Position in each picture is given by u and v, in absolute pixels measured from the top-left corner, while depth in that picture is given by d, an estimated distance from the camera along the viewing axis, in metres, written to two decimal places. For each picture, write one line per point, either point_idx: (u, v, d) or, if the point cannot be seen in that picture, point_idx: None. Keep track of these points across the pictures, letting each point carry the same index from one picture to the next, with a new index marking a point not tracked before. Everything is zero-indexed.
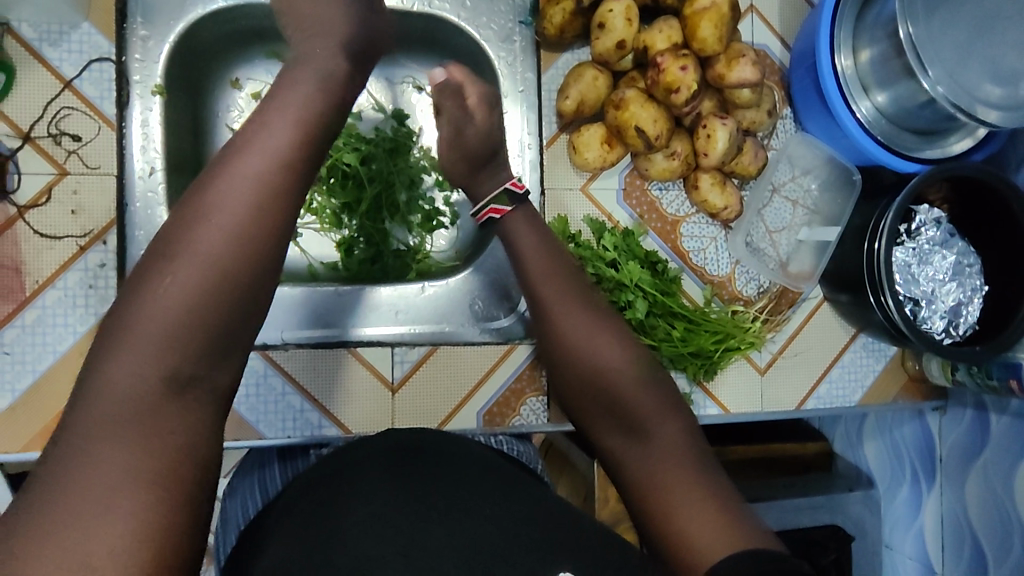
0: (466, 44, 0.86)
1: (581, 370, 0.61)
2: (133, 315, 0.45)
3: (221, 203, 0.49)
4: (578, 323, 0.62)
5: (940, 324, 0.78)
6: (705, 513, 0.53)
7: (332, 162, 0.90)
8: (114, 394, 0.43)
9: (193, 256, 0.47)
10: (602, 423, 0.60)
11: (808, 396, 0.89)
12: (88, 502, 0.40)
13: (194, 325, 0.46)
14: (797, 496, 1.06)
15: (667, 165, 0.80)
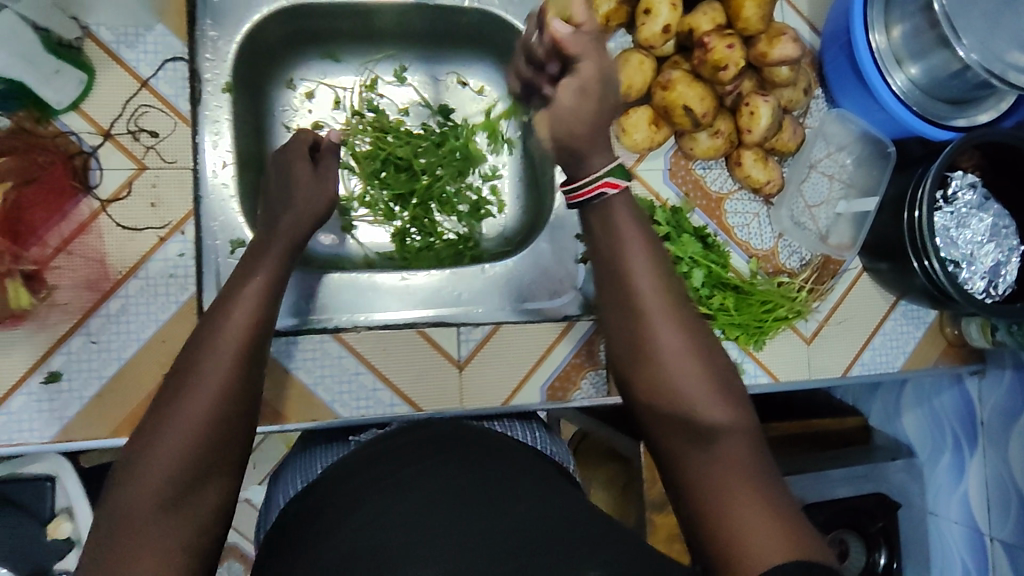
0: (507, 38, 0.92)
1: (650, 361, 0.57)
2: (196, 362, 0.54)
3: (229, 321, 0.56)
4: (652, 310, 0.57)
5: (980, 284, 0.82)
6: (765, 523, 0.50)
7: (385, 156, 0.95)
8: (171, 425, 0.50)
9: (207, 375, 0.52)
10: (662, 421, 0.57)
11: (853, 363, 0.92)
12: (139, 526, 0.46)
13: (198, 443, 0.50)
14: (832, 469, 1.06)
15: (711, 144, 0.84)
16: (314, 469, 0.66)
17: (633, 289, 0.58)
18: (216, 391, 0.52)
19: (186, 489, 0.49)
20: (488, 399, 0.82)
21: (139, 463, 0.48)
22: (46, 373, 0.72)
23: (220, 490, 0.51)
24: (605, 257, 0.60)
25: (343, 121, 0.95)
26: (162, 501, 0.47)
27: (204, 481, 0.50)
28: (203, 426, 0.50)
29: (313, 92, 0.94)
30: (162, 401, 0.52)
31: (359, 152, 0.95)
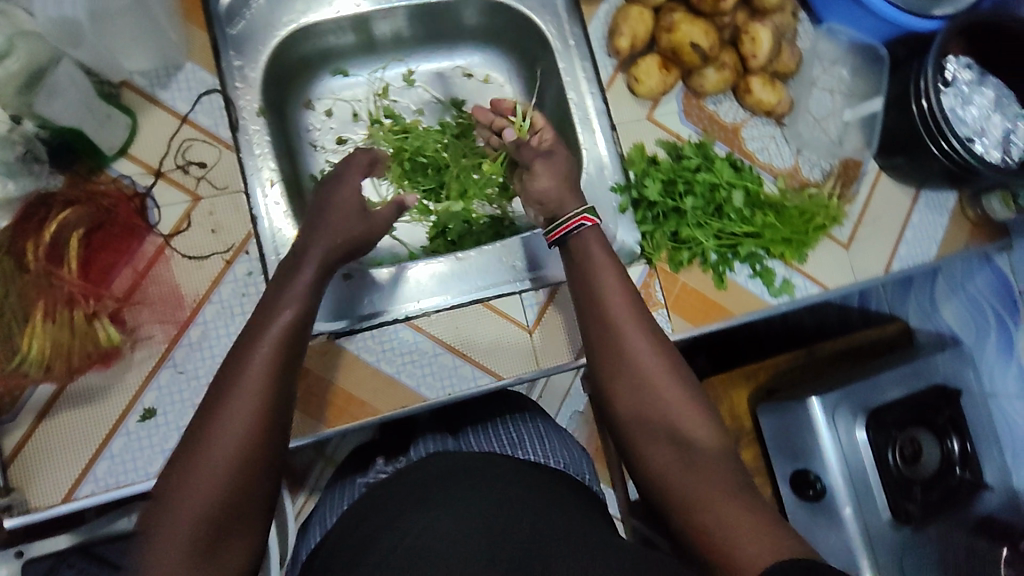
0: (507, 23, 0.98)
1: (636, 396, 0.64)
2: (226, 393, 0.56)
3: (244, 373, 0.57)
4: (636, 351, 0.65)
5: (997, 153, 0.88)
6: (742, 524, 0.54)
7: (412, 155, 0.99)
8: (205, 457, 0.53)
9: (225, 426, 0.54)
10: (653, 446, 0.62)
11: (892, 258, 0.96)
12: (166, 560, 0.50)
13: (224, 495, 0.52)
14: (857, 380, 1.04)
15: (719, 77, 0.91)
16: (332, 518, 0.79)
17: (616, 334, 0.66)
18: (241, 432, 0.54)
19: (219, 525, 0.52)
20: (563, 355, 0.84)
21: (166, 516, 0.51)
22: (141, 412, 0.73)
23: (250, 515, 0.54)
24: (594, 306, 0.69)
25: (364, 132, 1.01)
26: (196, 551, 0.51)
27: (233, 524, 0.53)
28: (232, 471, 0.53)
29: (332, 109, 1.00)
30: (190, 450, 0.54)
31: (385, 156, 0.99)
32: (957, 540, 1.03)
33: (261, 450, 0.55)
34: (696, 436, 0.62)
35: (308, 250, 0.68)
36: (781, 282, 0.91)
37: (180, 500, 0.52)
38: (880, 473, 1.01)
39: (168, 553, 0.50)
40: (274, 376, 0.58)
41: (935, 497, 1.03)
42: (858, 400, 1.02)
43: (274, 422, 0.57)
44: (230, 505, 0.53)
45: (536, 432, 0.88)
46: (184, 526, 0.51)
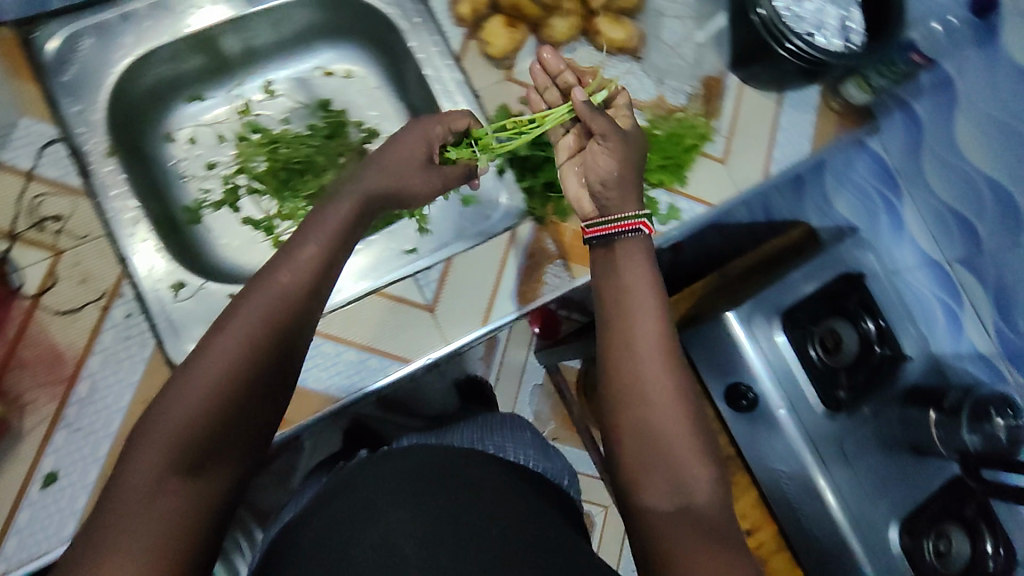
0: (350, 14, 0.96)
1: (639, 423, 0.65)
2: (232, 320, 0.57)
3: (250, 318, 0.58)
4: (658, 401, 0.65)
5: (838, 41, 0.90)
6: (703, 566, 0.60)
7: (285, 163, 0.96)
8: (198, 380, 0.55)
9: (224, 351, 0.56)
10: (653, 489, 0.64)
11: (769, 161, 0.99)
12: (145, 478, 0.52)
13: (209, 420, 0.54)
14: (794, 272, 1.08)
15: (565, 26, 0.91)
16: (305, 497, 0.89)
17: (633, 375, 0.66)
18: (237, 361, 0.56)
19: (203, 448, 0.54)
20: (468, 327, 0.85)
21: (155, 429, 0.54)
22: (42, 477, 0.71)
23: (236, 440, 0.57)
24: (620, 339, 0.67)
25: (233, 152, 0.99)
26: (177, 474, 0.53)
27: (218, 450, 0.55)
28: (222, 396, 0.55)
29: (194, 136, 0.98)
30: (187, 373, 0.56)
31: (259, 172, 0.97)
32: (888, 413, 1.09)
33: (254, 383, 0.57)
34: (697, 489, 0.63)
35: (311, 233, 0.64)
36: (667, 209, 0.93)
37: (168, 421, 0.54)
38: (806, 368, 1.06)
39: (152, 465, 0.52)
40: (283, 316, 0.59)
41: (861, 379, 1.08)
42: (770, 305, 1.07)
43: (276, 358, 0.58)
44: (218, 435, 0.55)
45: (519, 436, 1.01)
46: (168, 443, 0.53)
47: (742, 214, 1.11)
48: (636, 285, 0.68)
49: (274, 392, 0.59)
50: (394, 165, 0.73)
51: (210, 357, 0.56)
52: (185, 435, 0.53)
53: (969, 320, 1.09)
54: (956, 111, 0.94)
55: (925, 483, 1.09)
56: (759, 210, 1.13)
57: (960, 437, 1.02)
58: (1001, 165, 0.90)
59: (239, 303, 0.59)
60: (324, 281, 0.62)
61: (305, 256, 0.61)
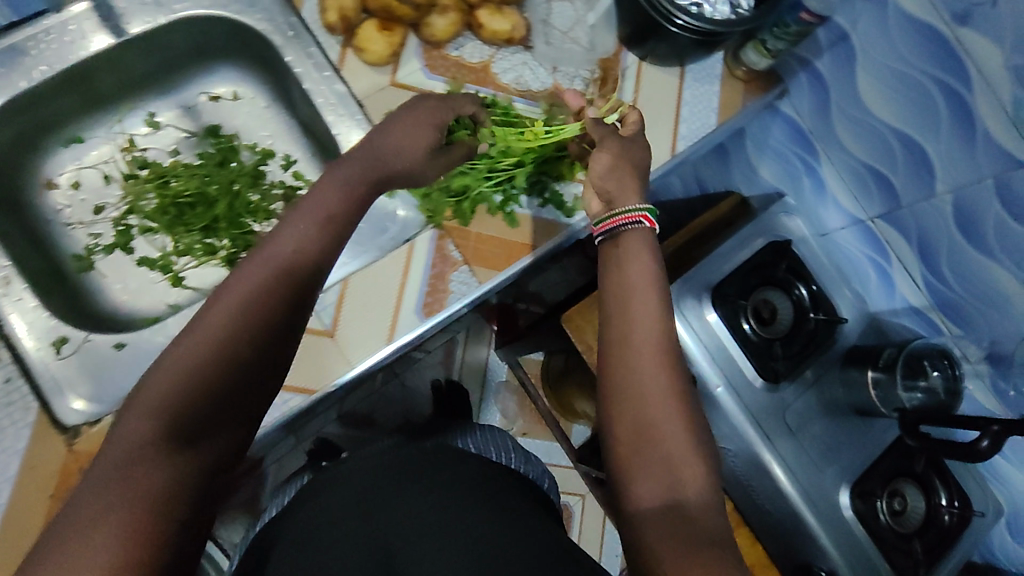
0: (225, 33, 0.91)
1: (634, 410, 0.65)
2: (226, 293, 0.57)
3: (244, 287, 0.57)
4: (654, 392, 0.65)
5: (725, 9, 0.86)
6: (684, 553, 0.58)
7: (174, 198, 0.92)
8: (189, 353, 0.53)
9: (213, 324, 0.55)
10: (647, 484, 0.63)
11: (675, 141, 0.96)
12: (129, 453, 0.49)
13: (202, 393, 0.53)
14: (722, 243, 1.08)
15: (445, 22, 0.85)
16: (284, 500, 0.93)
17: (626, 367, 0.67)
18: (229, 333, 0.55)
19: (195, 422, 0.52)
20: (374, 346, 0.82)
21: (144, 400, 0.52)
22: None
23: (227, 416, 0.55)
24: (614, 327, 0.69)
25: (120, 192, 0.94)
26: (169, 441, 0.51)
27: (211, 424, 0.53)
28: (215, 368, 0.54)
29: (78, 180, 0.93)
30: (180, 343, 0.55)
31: (149, 210, 0.93)
32: (828, 376, 1.08)
33: (246, 358, 0.56)
34: (687, 485, 0.62)
35: (307, 208, 0.63)
36: (573, 200, 0.91)
37: (155, 391, 0.52)
38: (740, 343, 1.04)
39: (139, 438, 0.50)
40: (276, 292, 0.58)
41: (796, 349, 1.06)
42: (699, 283, 1.06)
43: (271, 332, 0.57)
44: (209, 403, 0.53)
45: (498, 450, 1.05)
46: (158, 414, 0.51)
47: (677, 188, 1.14)
48: (638, 278, 0.69)
49: (269, 370, 0.58)
50: (407, 152, 0.71)
51: (204, 325, 0.55)
52: (178, 400, 0.52)
53: (900, 276, 1.05)
54: (856, 65, 0.90)
55: (871, 446, 1.08)
56: (693, 186, 1.16)
57: (896, 395, 0.99)
58: (903, 116, 0.87)
59: (235, 275, 0.59)
60: (321, 257, 0.63)
61: (299, 228, 0.62)
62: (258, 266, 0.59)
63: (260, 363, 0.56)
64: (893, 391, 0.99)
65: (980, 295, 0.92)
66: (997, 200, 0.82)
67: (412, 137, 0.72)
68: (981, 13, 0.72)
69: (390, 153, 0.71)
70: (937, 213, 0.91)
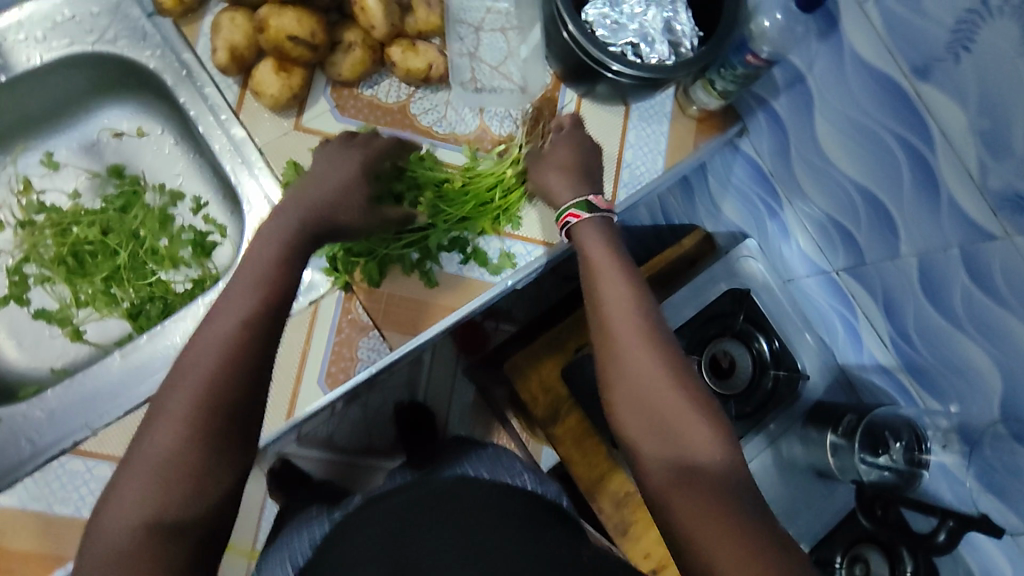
0: (119, 67, 0.83)
1: (636, 402, 0.61)
2: (192, 351, 0.54)
3: (202, 362, 0.53)
4: (645, 371, 0.62)
5: (665, 50, 0.78)
6: (723, 538, 0.53)
7: (74, 247, 0.86)
8: (163, 424, 0.51)
9: (186, 389, 0.52)
10: (651, 446, 0.60)
11: (617, 188, 0.87)
12: (119, 549, 0.47)
13: (182, 465, 0.50)
14: (678, 292, 1.00)
15: (353, 60, 0.78)
16: (298, 556, 0.82)
17: (618, 356, 0.63)
18: (202, 395, 0.51)
19: (182, 498, 0.49)
20: (270, 425, 0.75)
21: (127, 485, 0.49)
22: None
23: (219, 478, 0.51)
24: (596, 318, 0.66)
25: (15, 239, 0.88)
26: (154, 536, 0.48)
27: (197, 496, 0.50)
28: (195, 434, 0.50)
29: None
30: (143, 436, 0.51)
31: (46, 259, 0.86)
32: (788, 432, 1.01)
33: (226, 418, 0.52)
34: (703, 455, 0.58)
35: (259, 243, 0.62)
36: (499, 257, 0.81)
37: (135, 475, 0.49)
38: None
39: (124, 528, 0.48)
40: (246, 342, 0.54)
41: (750, 408, 0.98)
42: None
43: (249, 385, 0.53)
44: (190, 479, 0.50)
45: (505, 463, 0.94)
46: (141, 499, 0.48)
47: (643, 218, 1.06)
48: (598, 258, 0.68)
49: (251, 422, 0.54)
50: (349, 209, 0.69)
51: (177, 393, 0.52)
52: (155, 495, 0.49)
53: (866, 331, 0.95)
54: (814, 111, 0.82)
55: (833, 511, 1.00)
56: (658, 216, 1.08)
57: (856, 466, 0.94)
58: (864, 169, 0.79)
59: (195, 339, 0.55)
60: (273, 314, 0.57)
61: (250, 283, 0.57)
62: (216, 315, 0.56)
63: (234, 434, 0.52)
64: (851, 461, 0.94)
65: (949, 363, 0.83)
66: (964, 271, 0.73)
67: (348, 194, 0.70)
68: (942, 68, 0.64)
69: (335, 205, 0.68)
70: (901, 275, 0.83)
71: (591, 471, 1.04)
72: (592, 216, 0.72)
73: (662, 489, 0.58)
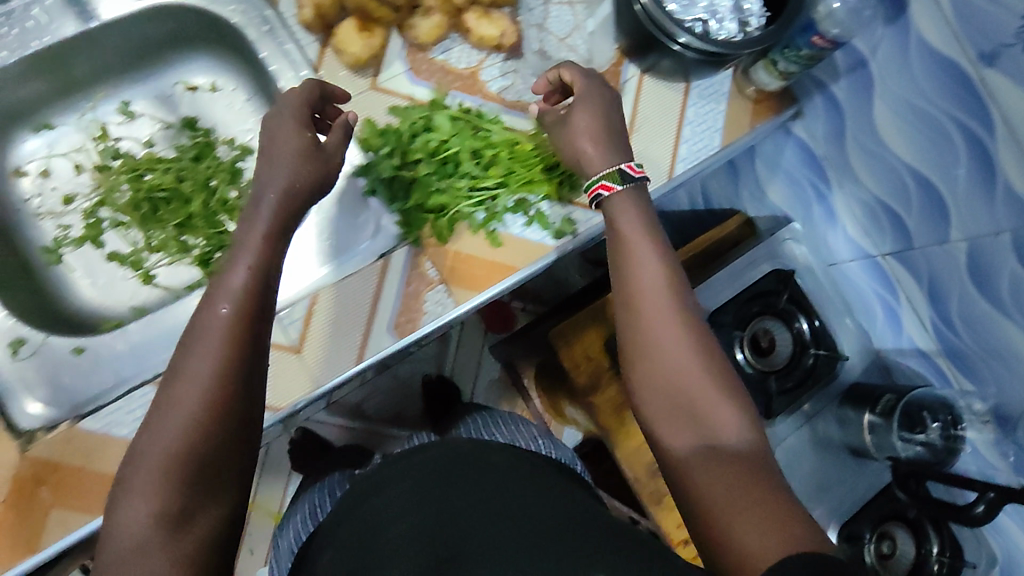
0: (200, 21, 0.86)
1: (663, 380, 0.61)
2: (190, 345, 0.55)
3: (202, 351, 0.53)
4: (672, 346, 0.61)
5: (733, 27, 0.80)
6: (754, 519, 0.52)
7: (146, 194, 0.89)
8: (167, 419, 0.52)
9: (187, 381, 0.53)
10: (676, 432, 0.61)
11: (674, 162, 0.89)
12: (130, 544, 0.49)
13: (187, 456, 0.51)
14: (727, 266, 1.02)
15: (431, 24, 0.81)
16: (321, 515, 0.88)
17: (642, 335, 0.63)
18: (201, 387, 0.52)
19: (190, 489, 0.51)
20: (342, 366, 0.79)
21: (135, 481, 0.51)
22: None
23: (227, 463, 0.53)
24: (626, 296, 0.64)
25: (92, 182, 0.91)
26: (165, 527, 0.50)
27: (205, 486, 0.52)
28: (195, 428, 0.52)
29: (47, 168, 0.91)
30: (147, 430, 0.53)
31: (121, 204, 0.89)
32: (824, 412, 1.04)
33: (225, 405, 0.53)
34: (724, 432, 0.59)
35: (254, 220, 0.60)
36: (560, 221, 0.84)
37: (142, 470, 0.51)
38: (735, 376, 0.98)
39: (135, 523, 0.50)
40: (237, 332, 0.55)
41: (791, 384, 1.00)
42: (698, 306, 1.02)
43: (246, 370, 0.54)
44: (196, 471, 0.52)
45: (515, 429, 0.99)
46: (148, 496, 0.50)
47: (683, 200, 1.13)
48: (632, 234, 0.65)
49: (251, 404, 0.55)
50: (303, 156, 0.65)
51: (174, 391, 0.53)
52: (160, 490, 0.50)
53: (908, 316, 0.99)
54: (873, 93, 0.85)
55: (865, 486, 1.03)
56: (700, 199, 1.14)
57: (891, 442, 0.96)
58: (919, 153, 0.82)
59: (190, 332, 0.56)
60: (259, 301, 0.57)
61: (239, 271, 0.57)
62: (211, 301, 0.56)
63: (239, 416, 0.54)
64: (887, 438, 0.96)
65: (989, 348, 0.86)
66: (1014, 256, 0.75)
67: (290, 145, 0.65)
68: (1010, 54, 0.66)
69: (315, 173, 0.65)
70: (950, 259, 0.85)
71: (627, 442, 1.08)
72: (626, 188, 0.67)
73: (687, 466, 0.59)
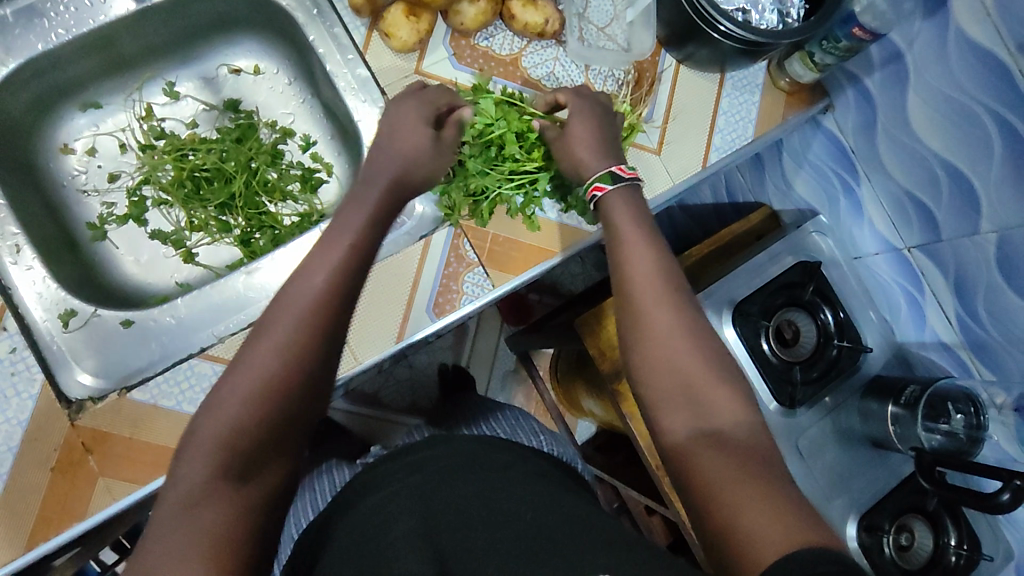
0: (248, 4, 0.88)
1: (664, 369, 0.61)
2: (275, 310, 0.57)
3: (289, 316, 0.56)
4: (661, 331, 0.62)
5: (773, 19, 0.82)
6: (762, 503, 0.51)
7: (188, 173, 0.91)
8: (247, 377, 0.53)
9: (272, 344, 0.54)
10: (671, 417, 0.59)
11: (708, 152, 0.91)
12: (189, 495, 0.49)
13: (264, 415, 0.53)
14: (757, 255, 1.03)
15: (476, 10, 0.82)
16: (322, 503, 0.88)
17: (641, 325, 0.63)
18: (284, 351, 0.54)
19: (261, 446, 0.52)
20: (380, 343, 0.80)
21: (205, 433, 0.52)
22: None
23: (294, 428, 0.55)
24: (621, 289, 0.66)
25: (136, 161, 0.93)
26: (228, 481, 0.50)
27: (276, 446, 0.53)
28: (274, 389, 0.53)
29: (93, 146, 0.92)
30: (224, 387, 0.54)
31: (164, 183, 0.91)
32: (846, 405, 1.04)
33: (304, 373, 0.55)
34: (722, 418, 0.58)
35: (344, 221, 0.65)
36: None
37: (215, 424, 0.52)
38: (758, 365, 0.99)
39: (199, 472, 0.50)
40: (326, 305, 0.57)
41: (816, 375, 1.01)
42: (721, 298, 1.01)
43: (328, 343, 0.57)
44: (266, 430, 0.53)
45: (517, 425, 1.00)
46: (216, 449, 0.51)
47: None
48: (627, 232, 0.68)
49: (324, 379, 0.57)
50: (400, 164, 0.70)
51: (257, 351, 0.54)
52: (229, 443, 0.51)
53: (932, 310, 1.01)
54: (906, 86, 0.87)
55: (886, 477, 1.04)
56: None
57: (914, 432, 0.96)
58: (951, 145, 0.84)
59: (279, 300, 0.58)
60: (349, 291, 0.60)
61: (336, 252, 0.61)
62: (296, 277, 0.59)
63: (312, 386, 0.56)
64: (913, 430, 0.96)
65: (1016, 339, 0.88)
66: None
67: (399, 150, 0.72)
68: None
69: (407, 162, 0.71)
70: (979, 252, 0.87)
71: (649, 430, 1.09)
72: (615, 187, 0.71)
73: (685, 452, 0.57)
